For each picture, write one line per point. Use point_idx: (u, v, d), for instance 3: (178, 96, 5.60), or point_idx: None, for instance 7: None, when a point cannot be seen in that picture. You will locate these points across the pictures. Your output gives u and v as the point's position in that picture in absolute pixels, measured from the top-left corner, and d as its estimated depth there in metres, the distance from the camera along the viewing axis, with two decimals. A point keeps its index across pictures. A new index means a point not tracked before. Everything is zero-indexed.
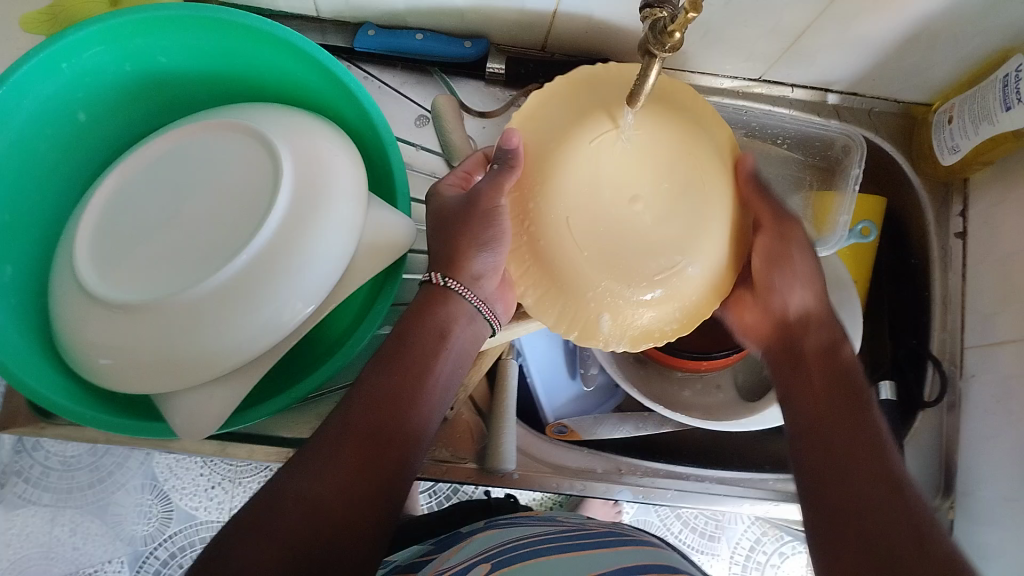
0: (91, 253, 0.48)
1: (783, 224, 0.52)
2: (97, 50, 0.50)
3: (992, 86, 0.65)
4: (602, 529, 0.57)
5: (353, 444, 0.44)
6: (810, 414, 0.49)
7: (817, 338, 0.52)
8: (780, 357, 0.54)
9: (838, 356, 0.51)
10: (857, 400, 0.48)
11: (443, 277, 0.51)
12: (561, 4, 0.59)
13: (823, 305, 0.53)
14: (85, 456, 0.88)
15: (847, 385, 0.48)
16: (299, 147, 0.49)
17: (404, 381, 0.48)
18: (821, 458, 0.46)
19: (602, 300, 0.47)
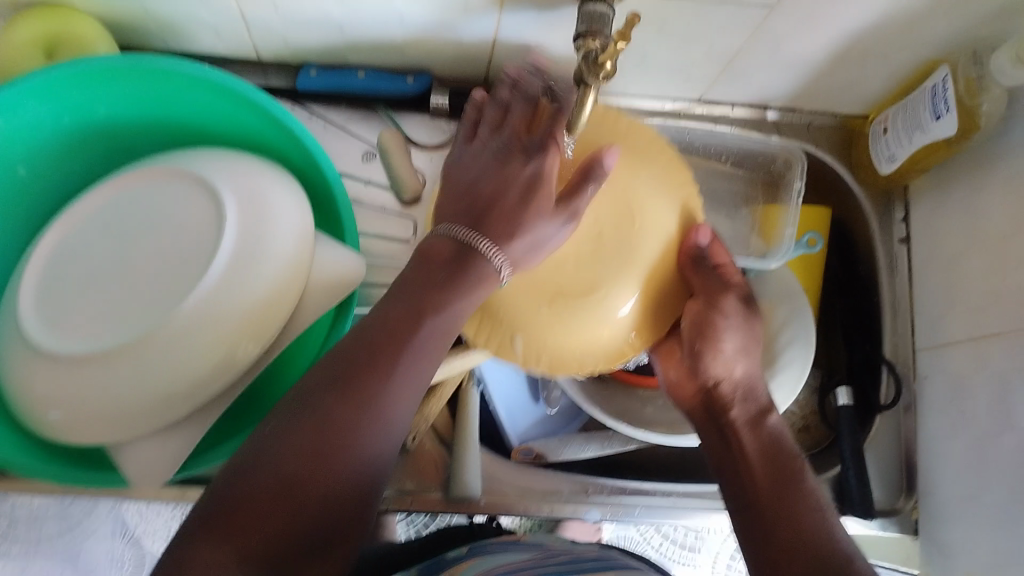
0: (37, 306, 0.48)
1: (713, 295, 0.55)
2: (35, 104, 0.50)
3: (921, 97, 0.66)
4: (589, 555, 0.57)
5: (323, 435, 0.42)
6: (750, 484, 0.54)
7: (743, 408, 0.57)
8: (706, 424, 0.59)
9: (764, 431, 0.56)
10: (791, 475, 0.53)
11: (470, 233, 0.48)
12: (497, 39, 0.60)
13: (748, 373, 0.58)
14: (51, 507, 0.81)
15: (781, 461, 0.54)
16: (242, 188, 0.50)
17: (404, 335, 0.46)
18: (765, 525, 0.51)
19: (523, 325, 0.52)
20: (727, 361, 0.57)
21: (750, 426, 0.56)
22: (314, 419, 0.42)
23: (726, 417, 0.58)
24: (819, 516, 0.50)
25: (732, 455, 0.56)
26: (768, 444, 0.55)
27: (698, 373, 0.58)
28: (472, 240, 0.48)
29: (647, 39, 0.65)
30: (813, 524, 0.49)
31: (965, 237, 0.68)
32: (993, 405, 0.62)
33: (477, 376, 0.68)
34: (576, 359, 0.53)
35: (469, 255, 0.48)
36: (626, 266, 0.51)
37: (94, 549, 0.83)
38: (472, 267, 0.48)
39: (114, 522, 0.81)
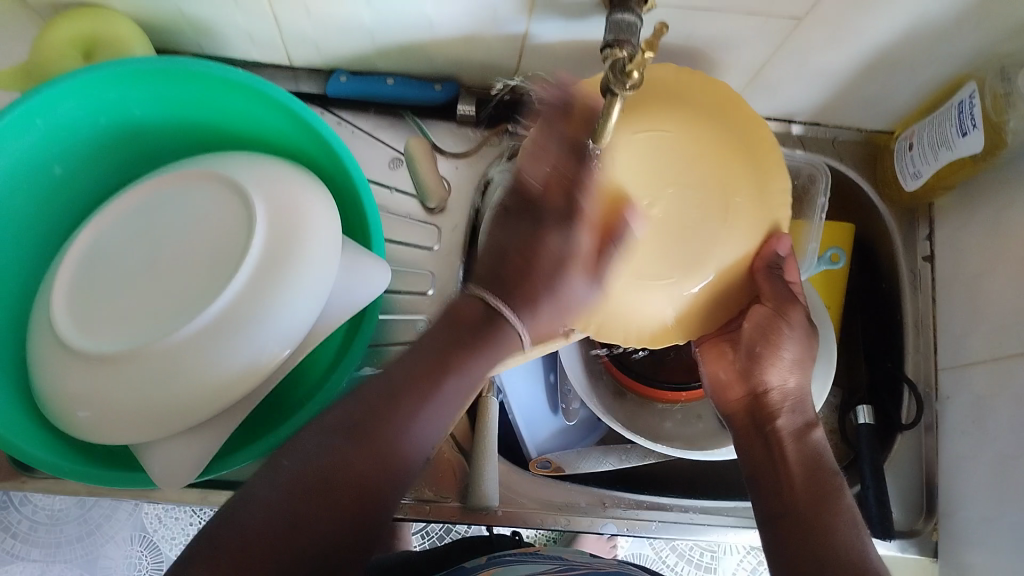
0: (68, 304, 0.49)
1: (783, 303, 0.54)
2: (70, 105, 0.51)
3: (947, 112, 0.66)
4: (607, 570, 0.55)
5: (340, 470, 0.43)
6: (787, 498, 0.52)
7: (789, 420, 0.54)
8: (749, 434, 0.56)
9: (809, 444, 0.54)
10: (828, 491, 0.51)
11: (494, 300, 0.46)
12: (526, 48, 0.60)
13: (801, 387, 0.55)
14: (73, 509, 0.85)
15: (818, 476, 0.52)
16: (271, 193, 0.50)
17: (418, 387, 0.45)
18: (798, 539, 0.49)
19: None
20: (784, 370, 0.55)
21: (794, 439, 0.54)
22: (340, 442, 0.43)
23: (772, 427, 0.55)
24: (851, 538, 0.49)
25: (772, 463, 0.54)
26: (810, 456, 0.53)
27: (751, 377, 0.56)
28: (503, 308, 0.46)
29: (675, 49, 0.65)
30: (842, 549, 0.48)
31: (988, 253, 0.68)
32: (1015, 425, 0.61)
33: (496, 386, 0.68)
34: (626, 328, 0.55)
35: (496, 319, 0.46)
36: (705, 268, 0.53)
37: (113, 554, 0.84)
38: (497, 332, 0.46)
39: (134, 526, 0.84)
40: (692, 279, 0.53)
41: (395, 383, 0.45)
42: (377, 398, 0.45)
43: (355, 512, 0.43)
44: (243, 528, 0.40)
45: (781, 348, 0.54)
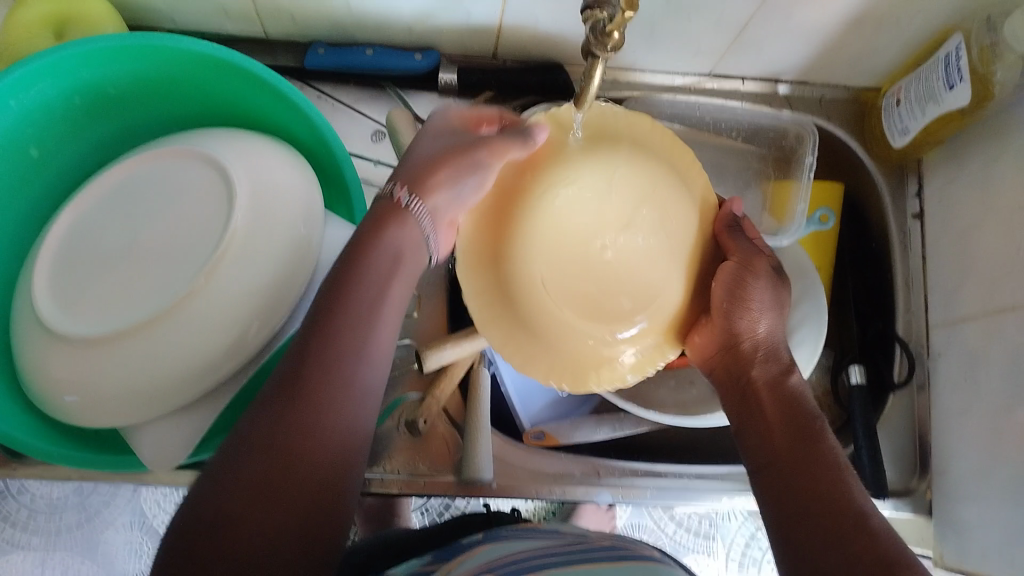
0: (50, 290, 0.48)
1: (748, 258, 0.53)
2: (43, 85, 0.49)
3: (934, 66, 0.66)
4: (605, 542, 0.53)
5: (294, 433, 0.39)
6: (771, 450, 0.49)
7: (763, 370, 0.53)
8: (727, 387, 0.54)
9: (786, 390, 0.52)
10: (812, 435, 0.49)
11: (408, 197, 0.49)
12: (506, 13, 0.60)
13: (771, 332, 0.54)
14: (71, 496, 0.80)
15: (802, 422, 0.49)
16: (250, 167, 0.50)
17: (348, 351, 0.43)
18: (785, 488, 0.47)
19: (577, 339, 0.52)
20: (754, 319, 0.53)
21: (769, 387, 0.52)
22: (281, 424, 0.39)
23: (747, 376, 0.53)
24: (844, 482, 0.46)
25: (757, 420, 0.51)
26: (785, 400, 0.51)
27: (726, 327, 0.53)
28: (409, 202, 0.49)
29: (658, 9, 0.64)
30: (836, 487, 0.45)
31: (977, 209, 0.67)
32: (1005, 379, 0.61)
33: (487, 357, 0.66)
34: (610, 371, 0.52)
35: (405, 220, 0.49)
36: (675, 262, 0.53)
37: (113, 540, 0.80)
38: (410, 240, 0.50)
39: (133, 512, 0.81)
40: (665, 286, 0.53)
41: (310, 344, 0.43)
42: (326, 303, 0.45)
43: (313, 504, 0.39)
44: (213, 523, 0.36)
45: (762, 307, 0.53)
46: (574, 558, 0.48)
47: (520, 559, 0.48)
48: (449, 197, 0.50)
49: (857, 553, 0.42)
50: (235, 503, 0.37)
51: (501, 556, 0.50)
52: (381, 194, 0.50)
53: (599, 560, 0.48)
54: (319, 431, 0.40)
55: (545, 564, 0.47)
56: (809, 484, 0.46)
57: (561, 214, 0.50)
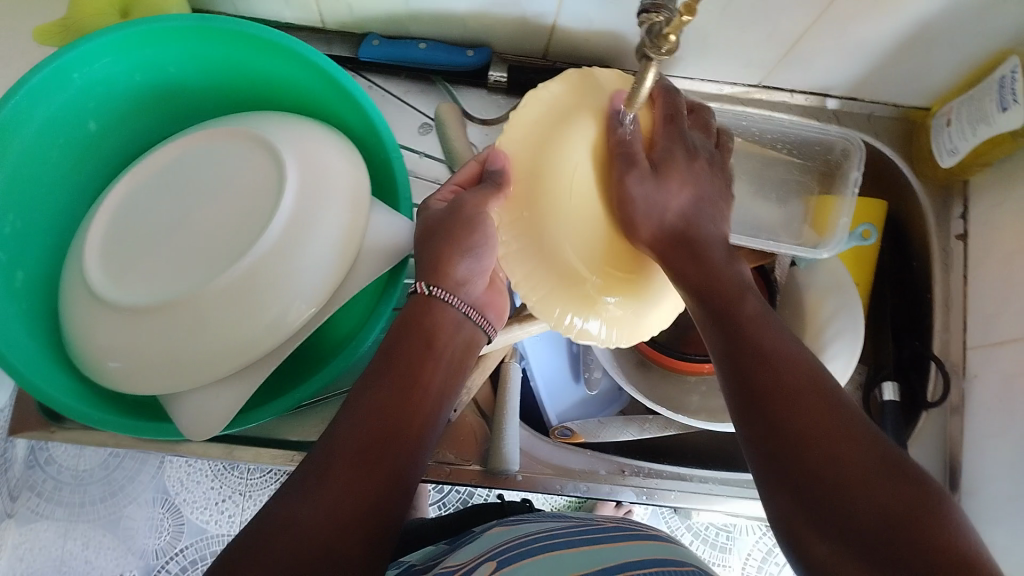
0: (103, 259, 0.50)
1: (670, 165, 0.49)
2: (107, 60, 0.52)
3: (988, 88, 0.65)
4: (611, 525, 0.54)
5: (373, 449, 0.43)
6: (721, 332, 0.45)
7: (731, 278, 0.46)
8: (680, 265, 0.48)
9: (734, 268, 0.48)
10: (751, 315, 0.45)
11: (429, 286, 0.51)
12: (559, 14, 0.61)
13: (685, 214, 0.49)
14: (98, 470, 0.87)
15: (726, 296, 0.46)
16: (301, 153, 0.51)
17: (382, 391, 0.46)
18: (751, 384, 0.42)
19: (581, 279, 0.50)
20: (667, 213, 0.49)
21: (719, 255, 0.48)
22: (360, 446, 0.43)
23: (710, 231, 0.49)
24: (796, 365, 0.42)
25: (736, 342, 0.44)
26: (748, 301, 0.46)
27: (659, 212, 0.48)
28: (433, 290, 0.51)
29: (710, 17, 0.65)
30: (792, 370, 0.42)
31: (1022, 234, 0.67)
32: None
33: (518, 352, 0.67)
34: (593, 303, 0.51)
35: (433, 304, 0.51)
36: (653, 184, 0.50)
37: (135, 515, 0.86)
38: (435, 314, 0.51)
39: (156, 488, 0.88)
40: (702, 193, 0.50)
41: (388, 381, 0.47)
42: (388, 350, 0.49)
43: (380, 516, 0.42)
44: (289, 526, 0.39)
45: (684, 172, 0.50)
46: (583, 542, 0.49)
47: (520, 544, 0.48)
48: (469, 263, 0.52)
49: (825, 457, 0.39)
50: (322, 520, 0.39)
51: (509, 540, 0.50)
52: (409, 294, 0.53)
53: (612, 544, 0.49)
54: (386, 462, 0.43)
55: (544, 549, 0.47)
56: (772, 392, 0.41)
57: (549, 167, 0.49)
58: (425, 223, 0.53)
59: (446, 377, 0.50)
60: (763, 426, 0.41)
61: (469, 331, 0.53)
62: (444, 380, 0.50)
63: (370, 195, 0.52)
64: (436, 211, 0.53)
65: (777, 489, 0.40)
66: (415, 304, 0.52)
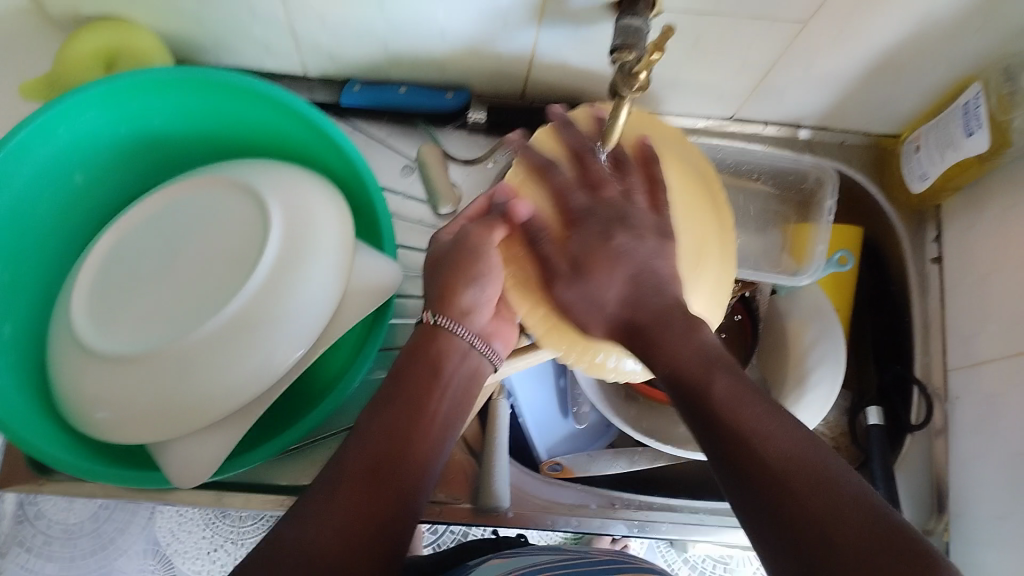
0: (89, 308, 0.50)
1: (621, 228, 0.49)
2: (91, 114, 0.52)
3: (952, 115, 0.67)
4: (606, 558, 0.54)
5: (377, 482, 0.44)
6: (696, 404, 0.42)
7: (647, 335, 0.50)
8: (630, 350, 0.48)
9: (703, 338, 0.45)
10: (726, 375, 0.42)
11: (433, 316, 0.54)
12: (536, 54, 0.62)
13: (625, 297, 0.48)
14: (87, 523, 0.91)
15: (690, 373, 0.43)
16: (287, 199, 0.51)
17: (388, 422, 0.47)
18: (741, 468, 0.38)
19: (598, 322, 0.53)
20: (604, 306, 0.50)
21: (685, 338, 0.45)
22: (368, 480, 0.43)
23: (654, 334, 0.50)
24: (783, 432, 0.39)
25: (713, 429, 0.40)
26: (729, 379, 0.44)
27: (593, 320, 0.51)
28: (440, 320, 0.53)
29: (681, 54, 0.66)
30: (781, 440, 0.38)
31: (995, 254, 0.68)
32: None
33: (507, 389, 0.67)
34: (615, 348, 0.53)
35: (438, 332, 0.53)
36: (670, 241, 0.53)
37: (126, 567, 0.89)
38: (441, 342, 0.53)
39: (146, 540, 0.90)
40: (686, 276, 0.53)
41: (391, 417, 0.48)
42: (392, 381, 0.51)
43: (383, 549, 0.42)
44: (291, 551, 0.38)
45: (619, 254, 0.48)
46: (581, 574, 0.49)
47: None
48: (473, 294, 0.54)
49: (849, 539, 0.34)
50: (324, 545, 0.39)
51: (507, 572, 0.50)
52: (415, 325, 0.55)
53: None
54: (388, 494, 0.44)
55: None
56: (753, 463, 0.38)
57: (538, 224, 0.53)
58: (434, 257, 0.55)
59: (450, 408, 0.52)
60: (760, 511, 0.37)
61: (474, 360, 0.55)
62: (450, 412, 0.52)
63: (354, 238, 0.53)
64: (444, 242, 0.55)
65: (786, 571, 0.36)
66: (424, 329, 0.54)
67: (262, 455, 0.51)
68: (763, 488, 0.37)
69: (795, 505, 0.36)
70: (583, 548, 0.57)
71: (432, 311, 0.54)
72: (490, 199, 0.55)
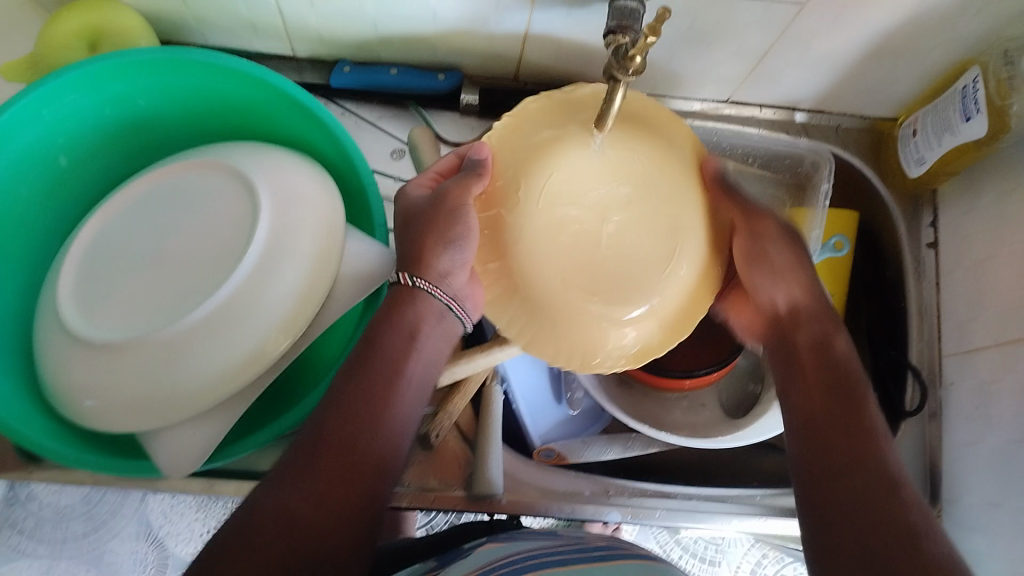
0: (75, 296, 0.49)
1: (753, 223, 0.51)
2: (74, 96, 0.51)
3: (951, 97, 0.66)
4: (603, 543, 0.53)
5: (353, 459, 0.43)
6: (796, 381, 0.50)
7: (809, 332, 0.51)
8: (776, 350, 0.52)
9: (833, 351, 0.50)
10: (840, 378, 0.49)
11: (411, 277, 0.50)
12: (529, 35, 0.61)
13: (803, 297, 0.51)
14: (79, 505, 0.86)
15: (827, 359, 0.49)
16: (275, 183, 0.50)
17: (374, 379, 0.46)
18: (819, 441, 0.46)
19: (566, 305, 0.48)
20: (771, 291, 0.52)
21: (815, 349, 0.50)
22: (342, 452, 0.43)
23: (795, 338, 0.51)
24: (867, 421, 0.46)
25: (794, 380, 0.50)
26: (831, 365, 0.49)
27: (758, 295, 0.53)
28: (416, 279, 0.50)
29: (677, 36, 0.65)
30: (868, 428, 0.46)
31: (992, 240, 0.67)
32: (1020, 411, 0.61)
33: (500, 375, 0.66)
34: (579, 336, 0.49)
35: (413, 291, 0.50)
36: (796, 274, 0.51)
37: (119, 549, 0.85)
38: (417, 304, 0.50)
39: (139, 521, 0.86)
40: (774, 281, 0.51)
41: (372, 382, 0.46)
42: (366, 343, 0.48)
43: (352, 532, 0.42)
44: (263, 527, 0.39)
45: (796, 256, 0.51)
46: (575, 558, 0.49)
47: (508, 563, 0.48)
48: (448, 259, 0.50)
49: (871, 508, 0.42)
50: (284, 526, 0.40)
51: (502, 557, 0.50)
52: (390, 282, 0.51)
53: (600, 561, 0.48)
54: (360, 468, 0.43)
55: (535, 568, 0.46)
56: (827, 434, 0.46)
57: (553, 199, 0.49)
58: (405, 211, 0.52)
59: (430, 386, 0.50)
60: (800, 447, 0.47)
61: (449, 324, 0.51)
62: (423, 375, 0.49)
63: (345, 222, 0.52)
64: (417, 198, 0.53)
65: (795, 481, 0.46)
66: (397, 298, 0.50)
67: (252, 446, 0.51)
68: (839, 479, 0.44)
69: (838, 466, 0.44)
70: (579, 534, 0.57)
71: (409, 272, 0.50)
72: (463, 158, 0.54)
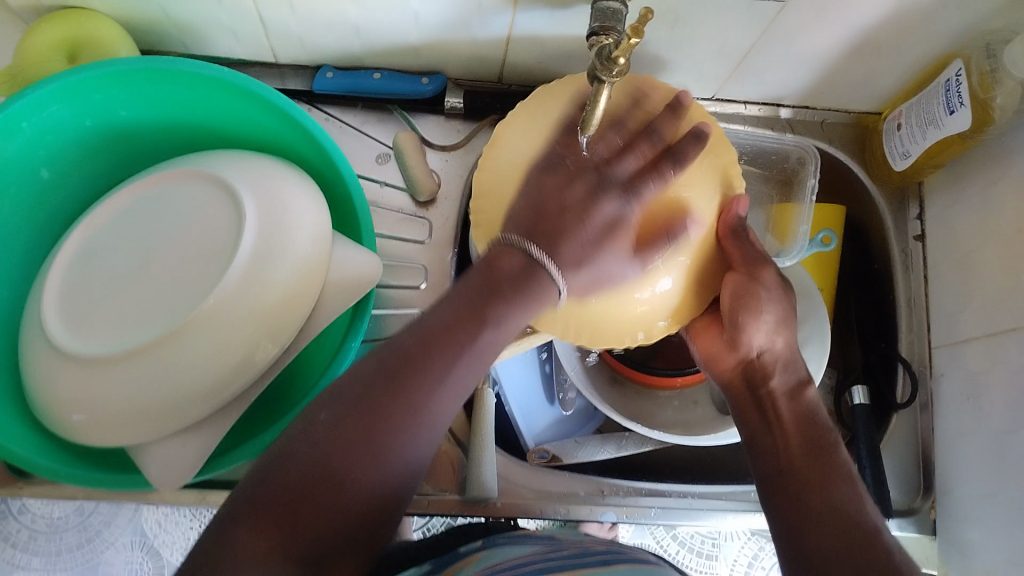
0: (59, 309, 0.48)
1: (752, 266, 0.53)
2: (56, 108, 0.51)
3: (935, 91, 0.66)
4: (602, 548, 0.53)
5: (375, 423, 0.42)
6: (778, 452, 0.52)
7: (782, 380, 0.55)
8: (742, 398, 0.56)
9: (803, 402, 0.54)
10: (823, 447, 0.51)
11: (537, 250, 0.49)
12: (512, 37, 0.61)
13: (788, 345, 0.56)
14: (73, 516, 0.76)
15: (814, 431, 0.52)
16: (260, 191, 0.50)
17: (461, 332, 0.46)
18: (797, 509, 0.49)
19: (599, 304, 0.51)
20: (766, 334, 0.55)
21: (787, 400, 0.54)
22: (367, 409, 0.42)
23: (765, 389, 0.55)
24: (850, 491, 0.48)
25: (767, 426, 0.54)
26: (805, 414, 0.53)
27: (738, 345, 0.55)
28: (541, 258, 0.49)
29: (660, 36, 0.65)
30: (845, 494, 0.48)
31: (978, 232, 0.68)
32: (1009, 402, 0.61)
33: (492, 378, 0.66)
34: (612, 329, 0.52)
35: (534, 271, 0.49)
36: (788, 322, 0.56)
37: (114, 561, 0.75)
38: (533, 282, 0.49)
39: (134, 531, 0.76)
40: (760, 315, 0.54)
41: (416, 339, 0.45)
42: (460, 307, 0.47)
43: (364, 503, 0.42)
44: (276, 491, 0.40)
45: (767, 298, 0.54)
46: (571, 562, 0.48)
47: (504, 568, 0.48)
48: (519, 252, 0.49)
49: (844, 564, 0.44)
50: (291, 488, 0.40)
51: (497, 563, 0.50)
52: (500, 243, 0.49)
53: (595, 564, 0.48)
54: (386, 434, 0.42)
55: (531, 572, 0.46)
56: (806, 501, 0.49)
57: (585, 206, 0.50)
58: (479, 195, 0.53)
59: None
60: (780, 513, 0.50)
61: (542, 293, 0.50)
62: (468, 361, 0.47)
63: (331, 231, 0.52)
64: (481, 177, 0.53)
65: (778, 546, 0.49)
66: (522, 271, 0.48)
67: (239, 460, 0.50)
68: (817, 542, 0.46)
69: (817, 531, 0.47)
70: (576, 537, 0.57)
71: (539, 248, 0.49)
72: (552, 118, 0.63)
